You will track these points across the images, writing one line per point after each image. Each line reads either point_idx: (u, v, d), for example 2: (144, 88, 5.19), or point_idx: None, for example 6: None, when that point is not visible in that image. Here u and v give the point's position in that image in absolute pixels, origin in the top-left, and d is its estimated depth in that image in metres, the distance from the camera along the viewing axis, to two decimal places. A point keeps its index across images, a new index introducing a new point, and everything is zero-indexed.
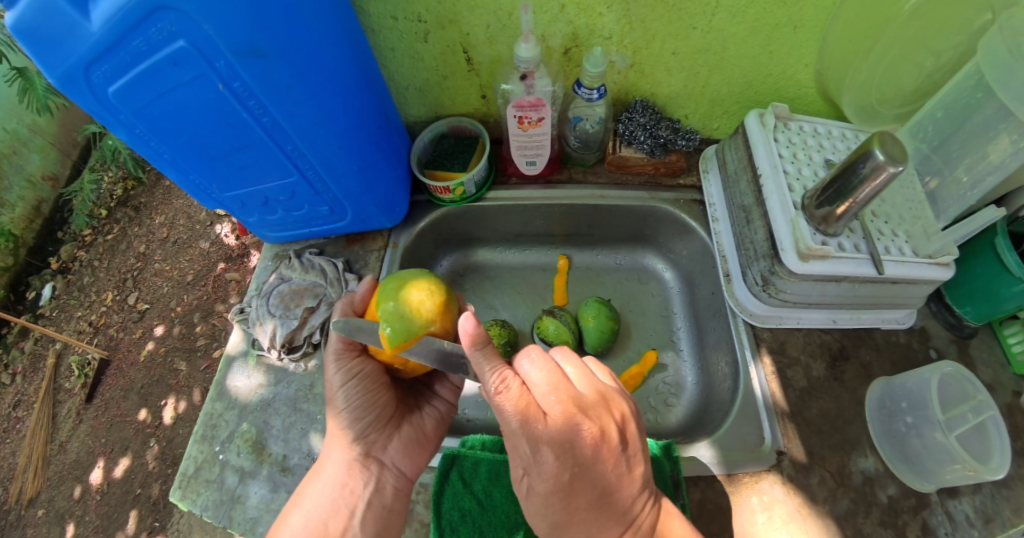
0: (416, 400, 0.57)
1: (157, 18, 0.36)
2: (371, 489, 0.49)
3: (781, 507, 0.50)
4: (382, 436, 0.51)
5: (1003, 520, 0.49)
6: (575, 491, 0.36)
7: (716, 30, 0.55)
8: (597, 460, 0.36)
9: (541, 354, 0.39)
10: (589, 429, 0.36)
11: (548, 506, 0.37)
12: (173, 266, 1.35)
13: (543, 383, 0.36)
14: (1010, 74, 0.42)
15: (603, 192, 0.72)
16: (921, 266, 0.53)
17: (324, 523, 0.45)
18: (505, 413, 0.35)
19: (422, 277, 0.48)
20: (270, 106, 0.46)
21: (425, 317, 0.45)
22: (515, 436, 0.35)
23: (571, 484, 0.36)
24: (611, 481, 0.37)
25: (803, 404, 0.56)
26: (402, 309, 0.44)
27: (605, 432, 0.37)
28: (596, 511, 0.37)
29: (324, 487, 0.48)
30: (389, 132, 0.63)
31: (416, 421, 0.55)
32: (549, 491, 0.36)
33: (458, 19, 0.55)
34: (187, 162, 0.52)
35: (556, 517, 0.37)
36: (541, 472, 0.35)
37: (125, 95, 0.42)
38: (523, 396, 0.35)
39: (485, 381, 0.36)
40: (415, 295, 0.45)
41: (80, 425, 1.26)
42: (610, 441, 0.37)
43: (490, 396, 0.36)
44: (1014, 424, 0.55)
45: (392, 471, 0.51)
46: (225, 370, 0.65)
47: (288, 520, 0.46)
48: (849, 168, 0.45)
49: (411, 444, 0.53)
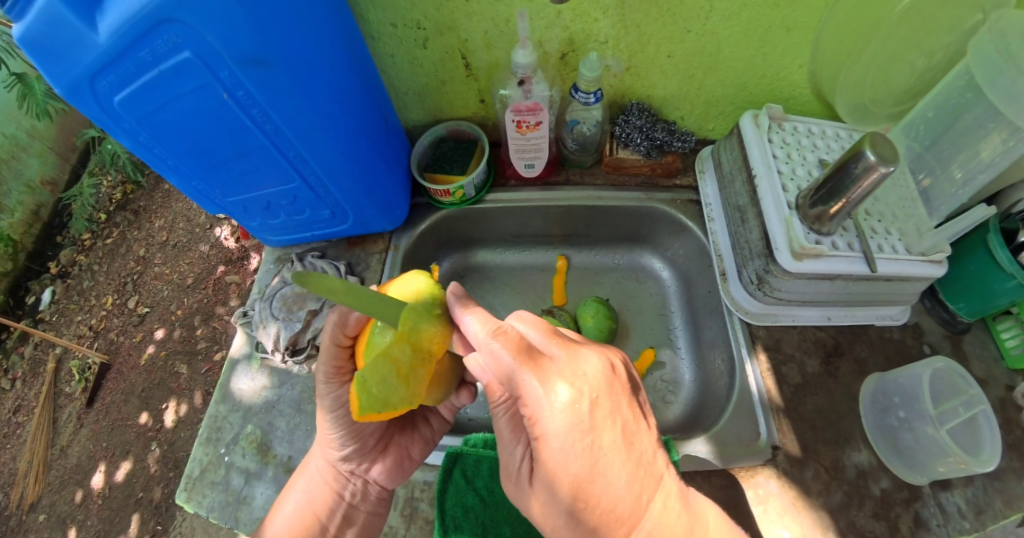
0: (410, 418, 0.57)
1: (163, 30, 0.37)
2: (355, 499, 0.52)
3: (775, 500, 0.51)
4: (365, 459, 0.52)
5: (993, 511, 0.50)
6: (599, 429, 0.35)
7: (711, 33, 0.55)
8: (614, 392, 0.37)
9: (529, 313, 0.43)
10: (597, 359, 0.38)
11: (571, 458, 0.35)
12: (173, 270, 1.36)
13: (538, 330, 0.40)
14: (999, 75, 0.43)
15: (600, 194, 0.73)
16: (913, 264, 0.54)
17: (313, 518, 0.50)
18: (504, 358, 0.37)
19: (426, 323, 0.39)
20: (272, 114, 0.46)
21: (412, 389, 0.37)
22: (523, 380, 0.36)
23: (590, 417, 0.35)
24: (631, 420, 0.37)
25: (798, 399, 0.57)
26: (389, 372, 0.35)
27: (613, 366, 0.39)
28: (627, 456, 0.36)
29: (311, 484, 0.52)
30: (389, 135, 0.64)
31: (404, 443, 0.55)
32: (567, 429, 0.35)
33: (456, 26, 0.56)
34: (189, 168, 0.53)
35: (582, 465, 0.35)
36: (554, 408, 0.35)
37: (130, 104, 0.43)
38: (518, 338, 0.38)
39: (480, 338, 0.38)
40: (410, 357, 0.37)
41: (81, 429, 1.27)
42: (620, 374, 0.39)
43: (488, 347, 0.38)
44: (1006, 418, 0.56)
45: (376, 486, 0.53)
46: (229, 372, 0.66)
47: (280, 510, 0.51)
48: (842, 168, 0.46)
49: (395, 466, 0.54)
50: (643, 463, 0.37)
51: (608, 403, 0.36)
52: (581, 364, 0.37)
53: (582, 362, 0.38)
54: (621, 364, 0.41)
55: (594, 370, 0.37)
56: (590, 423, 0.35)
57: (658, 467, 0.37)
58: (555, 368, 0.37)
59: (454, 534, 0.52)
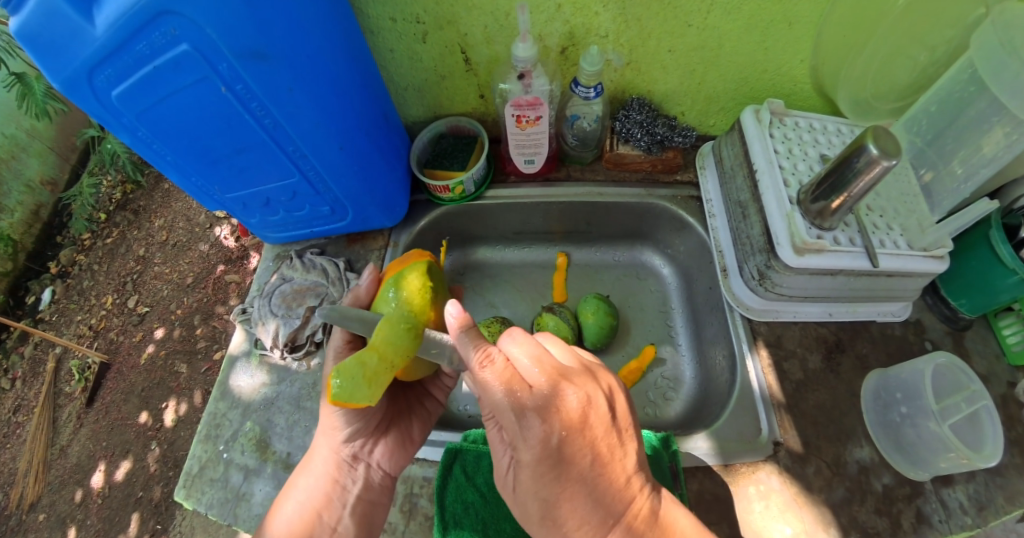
0: (407, 402, 0.58)
1: (161, 22, 0.37)
2: (358, 488, 0.51)
3: (777, 496, 0.51)
4: (369, 440, 0.52)
5: (996, 507, 0.50)
6: (569, 461, 0.35)
7: (712, 27, 0.55)
8: (587, 426, 0.36)
9: (523, 333, 0.41)
10: (575, 393, 0.37)
11: (542, 484, 0.36)
12: (173, 269, 1.36)
13: (526, 357, 0.38)
14: (1001, 67, 0.42)
15: (601, 190, 0.72)
16: (915, 259, 0.53)
17: (315, 513, 0.48)
18: (486, 387, 0.37)
19: (397, 336, 0.40)
20: (272, 108, 0.46)
21: (375, 390, 0.38)
22: (500, 409, 0.36)
23: (559, 451, 0.35)
24: (604, 451, 0.37)
25: (800, 395, 0.57)
26: (358, 372, 0.37)
27: (591, 398, 0.37)
28: (595, 487, 0.36)
29: (312, 479, 0.51)
30: (388, 131, 0.64)
31: (404, 426, 0.55)
32: (538, 461, 0.35)
33: (456, 20, 0.56)
34: (189, 164, 0.53)
35: (547, 491, 0.36)
36: (526, 440, 0.35)
37: (129, 99, 0.43)
38: (504, 368, 0.37)
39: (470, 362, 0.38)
40: (375, 364, 0.38)
41: (81, 429, 1.27)
42: (598, 408, 0.37)
43: (475, 373, 0.38)
44: (1007, 415, 0.56)
45: (380, 471, 0.52)
46: (227, 370, 0.66)
47: (281, 510, 0.49)
48: (844, 162, 0.45)
49: (397, 447, 0.54)
50: (610, 490, 0.37)
51: (581, 436, 0.36)
52: (559, 398, 0.36)
53: (560, 398, 0.36)
54: (603, 393, 0.39)
55: (571, 405, 0.36)
56: (559, 457, 0.35)
57: (627, 491, 0.37)
58: (532, 398, 0.35)
59: (454, 531, 0.51)
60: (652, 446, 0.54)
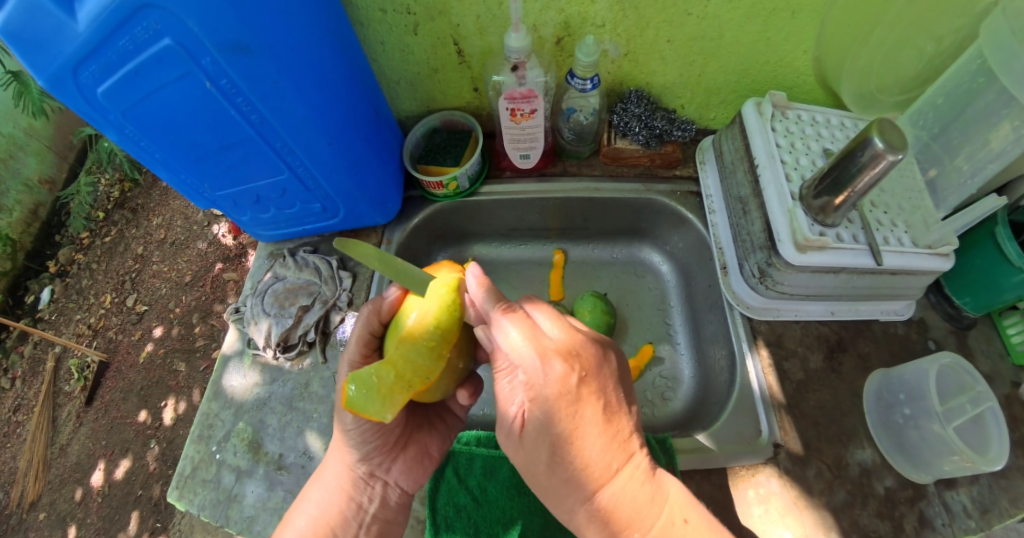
0: (426, 417, 0.55)
1: (142, 16, 0.35)
2: (373, 506, 0.48)
3: (776, 500, 0.50)
4: (387, 458, 0.49)
5: (1000, 510, 0.49)
6: (583, 403, 0.35)
7: (713, 16, 0.53)
8: (601, 375, 0.37)
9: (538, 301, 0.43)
10: (590, 346, 0.38)
11: (555, 426, 0.35)
12: (171, 267, 1.34)
13: (543, 315, 0.40)
14: (1012, 57, 0.41)
15: (598, 185, 0.71)
16: (920, 257, 0.52)
17: (329, 530, 0.46)
18: (506, 332, 0.38)
19: (415, 354, 0.38)
20: (258, 103, 0.45)
21: (388, 408, 0.35)
22: (518, 355, 0.37)
23: (576, 391, 0.35)
24: (614, 402, 0.38)
25: (800, 396, 0.56)
26: (372, 384, 0.36)
27: (602, 351, 0.39)
28: (604, 434, 0.36)
29: (326, 493, 0.48)
30: (379, 126, 0.62)
31: (423, 441, 0.53)
32: (555, 397, 0.35)
33: (447, 10, 0.54)
34: (178, 161, 0.51)
35: (559, 432, 0.35)
36: (545, 378, 0.35)
37: (115, 95, 0.41)
38: (522, 318, 0.39)
39: (492, 314, 0.40)
40: (390, 381, 0.36)
41: (81, 428, 1.26)
42: (608, 361, 0.39)
43: (496, 322, 0.39)
44: (1012, 415, 0.54)
45: (396, 489, 0.50)
46: (220, 370, 0.65)
47: (291, 523, 0.46)
48: (848, 156, 0.44)
49: (415, 465, 0.51)
50: (617, 438, 0.37)
51: (595, 382, 0.37)
52: (576, 346, 0.37)
53: (577, 346, 0.38)
54: (611, 353, 0.41)
55: (586, 353, 0.37)
56: (575, 396, 0.35)
57: (631, 443, 0.37)
58: (551, 345, 0.37)
59: (446, 534, 0.51)
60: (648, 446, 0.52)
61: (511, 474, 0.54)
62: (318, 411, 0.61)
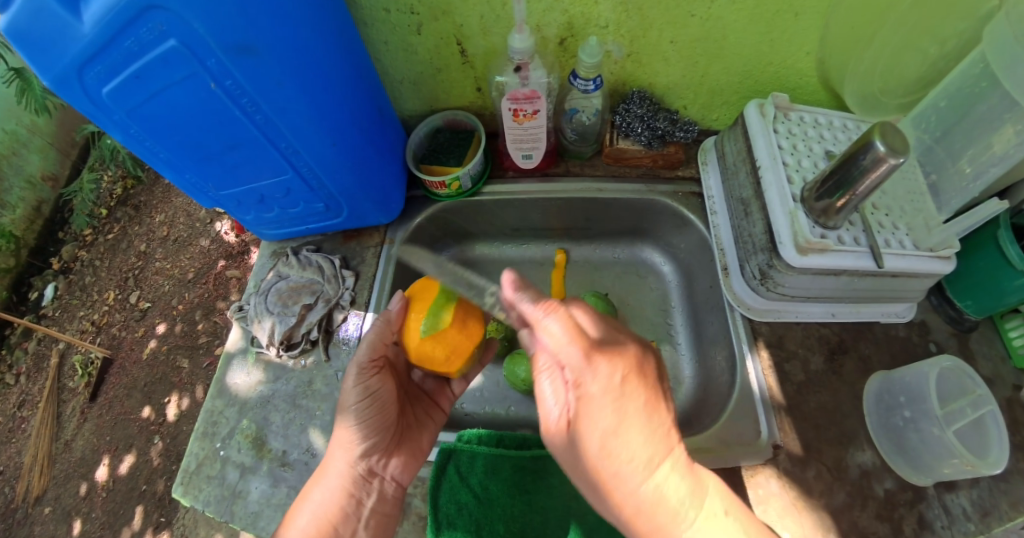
0: (415, 415, 0.57)
1: (147, 17, 0.36)
2: (372, 501, 0.49)
3: (776, 501, 0.50)
4: (384, 453, 0.51)
5: (1000, 513, 0.49)
6: (632, 397, 0.36)
7: (716, 17, 0.53)
8: (646, 373, 0.38)
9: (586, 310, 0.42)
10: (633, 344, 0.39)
11: (602, 419, 0.35)
12: (174, 265, 1.35)
13: (589, 325, 0.40)
14: (1015, 61, 0.40)
15: (600, 185, 0.71)
16: (921, 260, 0.52)
17: (331, 525, 0.47)
18: (552, 327, 0.37)
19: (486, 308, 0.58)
20: (262, 104, 0.45)
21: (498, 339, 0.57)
22: (569, 353, 0.36)
23: (622, 385, 0.36)
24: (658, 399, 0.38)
25: (801, 397, 0.56)
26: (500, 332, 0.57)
27: (645, 351, 0.39)
28: (648, 420, 0.36)
29: (326, 493, 0.49)
30: (383, 126, 0.62)
31: (415, 438, 0.55)
32: (605, 396, 0.35)
33: (451, 10, 0.54)
34: (182, 161, 0.51)
35: (604, 423, 0.35)
36: (591, 370, 0.36)
37: (120, 95, 0.41)
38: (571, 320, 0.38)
39: (534, 313, 0.39)
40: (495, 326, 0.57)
41: (85, 424, 1.27)
42: (651, 358, 0.40)
43: (541, 323, 0.38)
44: (1013, 419, 0.55)
45: (393, 484, 0.51)
46: (224, 367, 0.65)
47: (294, 520, 0.47)
48: (850, 159, 0.44)
49: (411, 460, 0.53)
50: (662, 434, 0.37)
51: (640, 379, 0.37)
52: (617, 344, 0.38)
53: (625, 345, 0.38)
54: (654, 357, 0.40)
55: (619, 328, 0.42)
56: (623, 390, 0.35)
57: (671, 439, 0.37)
58: (592, 341, 0.37)
59: (447, 532, 0.51)
60: None
61: (514, 472, 0.55)
62: (321, 409, 0.61)
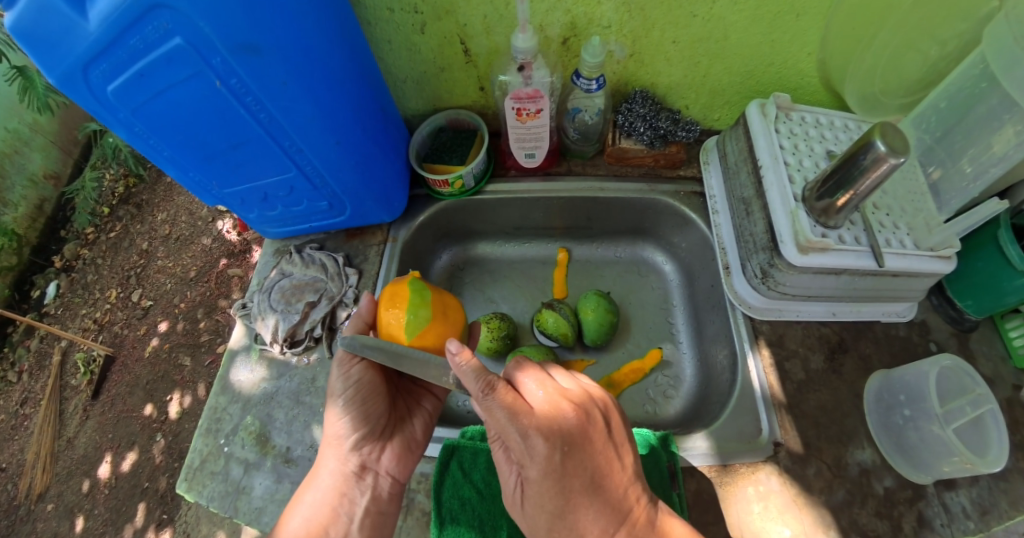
0: (406, 406, 0.57)
1: (152, 16, 0.36)
2: (366, 498, 0.49)
3: (776, 497, 0.51)
4: (376, 445, 0.51)
5: (999, 511, 0.50)
6: (573, 475, 0.36)
7: (718, 18, 0.54)
8: (590, 440, 0.36)
9: (536, 373, 0.40)
10: (577, 412, 0.37)
11: (547, 499, 0.36)
12: (176, 263, 1.35)
13: (539, 395, 0.37)
14: (1014, 62, 0.41)
15: (602, 184, 0.71)
16: (921, 259, 0.52)
17: (323, 528, 0.47)
18: (492, 407, 0.36)
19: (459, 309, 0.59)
20: (267, 102, 0.45)
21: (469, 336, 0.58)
22: (507, 433, 0.36)
23: (563, 465, 0.35)
24: (605, 466, 0.37)
25: (801, 396, 0.57)
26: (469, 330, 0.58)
27: (589, 414, 0.37)
28: (594, 496, 0.36)
29: (319, 494, 0.49)
30: (386, 125, 0.63)
31: (407, 430, 0.55)
32: (542, 480, 0.35)
33: (454, 10, 0.55)
34: (186, 160, 0.52)
35: (552, 506, 0.36)
36: (531, 457, 0.35)
37: (125, 94, 0.42)
38: (513, 396, 0.36)
39: (474, 391, 0.37)
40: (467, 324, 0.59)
41: (87, 421, 1.28)
42: (597, 423, 0.37)
43: (481, 401, 0.37)
44: (1013, 418, 0.55)
45: (388, 479, 0.51)
46: (227, 364, 0.66)
47: (288, 522, 0.48)
48: (850, 159, 0.44)
49: (403, 452, 0.53)
50: (613, 500, 0.37)
51: (581, 452, 0.36)
52: (560, 416, 0.36)
53: (570, 411, 0.36)
54: (602, 414, 0.38)
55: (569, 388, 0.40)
56: (563, 472, 0.35)
57: (624, 502, 0.37)
58: (534, 419, 0.35)
59: (450, 526, 0.52)
60: (651, 446, 0.54)
61: None
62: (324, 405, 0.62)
